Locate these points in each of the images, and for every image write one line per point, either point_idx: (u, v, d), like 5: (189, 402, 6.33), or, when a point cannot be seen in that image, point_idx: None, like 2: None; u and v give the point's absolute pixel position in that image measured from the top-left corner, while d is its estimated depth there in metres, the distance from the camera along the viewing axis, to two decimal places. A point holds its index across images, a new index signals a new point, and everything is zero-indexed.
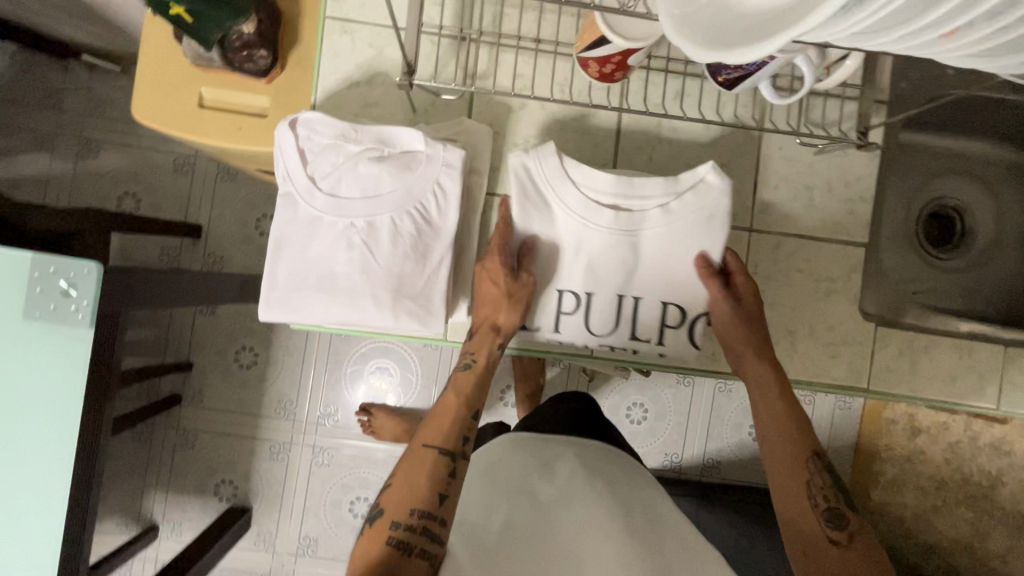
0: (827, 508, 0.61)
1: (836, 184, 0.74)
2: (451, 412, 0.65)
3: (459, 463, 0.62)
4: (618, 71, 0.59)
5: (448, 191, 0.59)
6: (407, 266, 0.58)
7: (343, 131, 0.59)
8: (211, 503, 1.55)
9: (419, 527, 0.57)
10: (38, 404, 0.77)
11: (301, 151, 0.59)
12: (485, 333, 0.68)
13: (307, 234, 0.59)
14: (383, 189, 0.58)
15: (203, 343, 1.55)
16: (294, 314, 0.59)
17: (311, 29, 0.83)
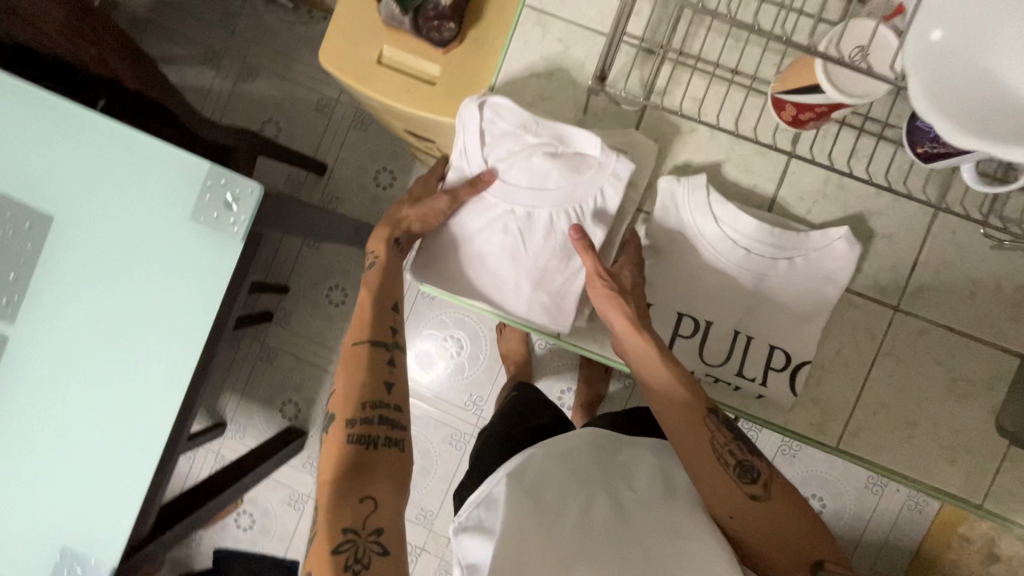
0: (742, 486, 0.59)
1: (1005, 285, 0.69)
2: (370, 308, 0.71)
3: (394, 351, 0.69)
4: (814, 121, 0.57)
5: (607, 200, 0.66)
6: (551, 260, 0.68)
7: (524, 122, 0.65)
8: (274, 417, 1.68)
9: (374, 417, 0.64)
10: (183, 297, 0.86)
11: (482, 133, 0.67)
12: (381, 229, 0.72)
13: (475, 210, 0.70)
14: (550, 186, 0.66)
15: (302, 273, 1.67)
16: (444, 280, 0.72)
17: (495, 10, 0.86)
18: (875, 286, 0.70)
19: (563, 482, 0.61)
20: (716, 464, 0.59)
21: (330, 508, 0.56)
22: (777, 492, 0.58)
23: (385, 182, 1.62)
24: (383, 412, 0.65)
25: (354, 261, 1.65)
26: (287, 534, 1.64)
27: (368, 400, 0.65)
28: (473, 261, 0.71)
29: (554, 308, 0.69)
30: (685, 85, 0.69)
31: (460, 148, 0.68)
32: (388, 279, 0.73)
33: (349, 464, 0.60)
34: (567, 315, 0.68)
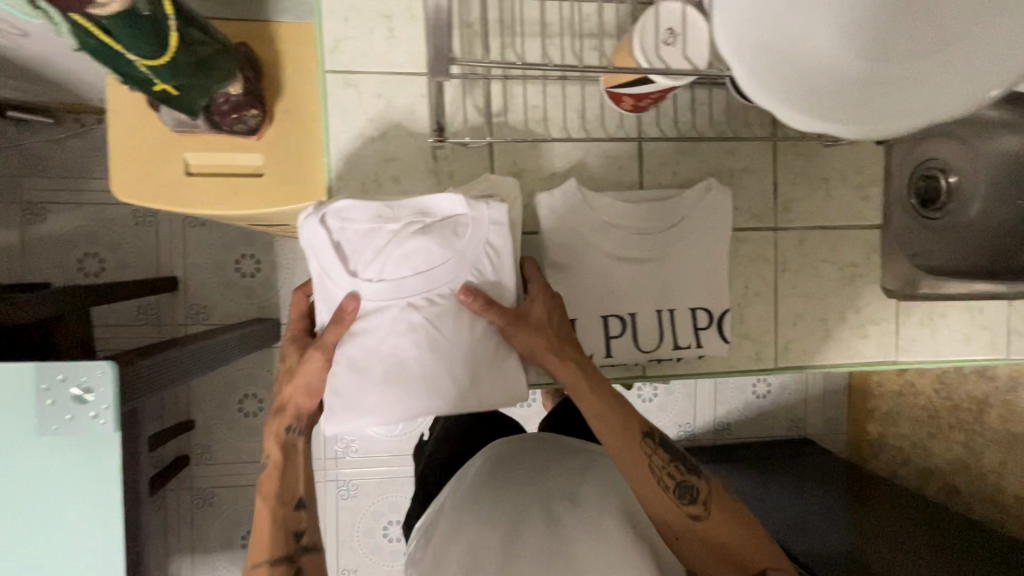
0: (678, 485, 0.61)
1: (849, 172, 0.77)
2: (267, 518, 0.63)
3: (303, 560, 0.63)
4: (651, 104, 0.58)
5: (499, 246, 0.62)
6: (474, 339, 0.62)
7: (379, 214, 0.60)
8: (241, 556, 1.52)
9: None
10: (78, 518, 0.73)
11: (340, 244, 0.60)
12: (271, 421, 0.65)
13: (372, 322, 0.61)
14: (435, 261, 0.61)
15: (202, 399, 1.48)
16: (369, 413, 0.62)
17: (294, 75, 0.77)
18: (754, 216, 0.75)
19: (499, 490, 0.67)
20: (659, 489, 0.61)
21: None
22: (714, 512, 0.61)
23: (251, 270, 1.46)
24: None
25: (255, 363, 1.50)
26: None
27: None
28: (396, 374, 0.61)
29: (506, 379, 0.64)
30: (521, 99, 0.67)
31: (321, 270, 0.60)
32: (286, 474, 0.64)
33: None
34: (518, 378, 0.65)
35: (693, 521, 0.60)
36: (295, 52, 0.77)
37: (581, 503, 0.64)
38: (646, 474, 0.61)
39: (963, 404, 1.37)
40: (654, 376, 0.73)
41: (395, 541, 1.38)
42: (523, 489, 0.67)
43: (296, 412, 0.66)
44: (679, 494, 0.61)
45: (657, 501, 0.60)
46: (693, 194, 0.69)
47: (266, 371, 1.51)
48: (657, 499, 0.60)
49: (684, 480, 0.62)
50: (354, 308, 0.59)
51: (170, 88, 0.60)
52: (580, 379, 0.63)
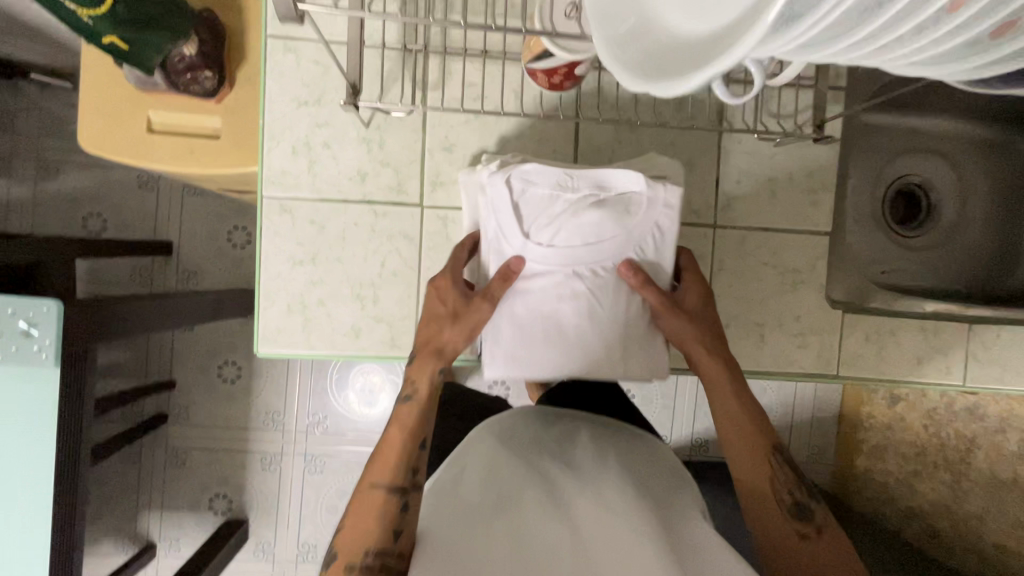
0: (792, 503, 0.64)
1: (797, 176, 0.74)
2: (397, 443, 0.66)
3: (410, 496, 0.64)
4: (567, 81, 0.58)
5: (665, 231, 0.66)
6: (629, 314, 0.68)
7: (561, 180, 0.64)
8: (206, 518, 1.56)
9: (376, 566, 0.60)
10: (16, 446, 0.77)
11: (516, 204, 0.65)
12: (427, 361, 0.68)
13: (535, 283, 0.67)
14: (604, 235, 0.65)
15: (184, 361, 1.54)
16: (521, 367, 0.68)
17: (256, 44, 0.80)
18: (691, 212, 0.74)
19: (499, 463, 0.68)
20: (775, 500, 0.64)
21: None
22: (826, 538, 0.62)
23: (240, 241, 1.51)
24: (388, 561, 0.60)
25: (237, 332, 1.54)
26: None
27: (372, 548, 0.61)
28: (550, 334, 0.67)
29: (648, 354, 0.70)
30: (455, 74, 0.68)
31: (498, 228, 0.66)
32: (422, 417, 0.68)
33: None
34: (662, 360, 0.70)
35: (803, 540, 0.61)
36: (258, 23, 0.80)
37: (581, 478, 0.66)
38: (764, 485, 0.65)
39: (950, 442, 1.25)
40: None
41: None
42: (522, 460, 0.68)
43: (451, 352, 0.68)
44: (790, 510, 0.63)
45: (762, 506, 0.64)
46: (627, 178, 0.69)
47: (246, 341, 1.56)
48: (763, 504, 0.64)
49: (799, 500, 0.64)
50: (520, 266, 0.65)
51: (114, 38, 0.63)
52: (723, 377, 0.68)
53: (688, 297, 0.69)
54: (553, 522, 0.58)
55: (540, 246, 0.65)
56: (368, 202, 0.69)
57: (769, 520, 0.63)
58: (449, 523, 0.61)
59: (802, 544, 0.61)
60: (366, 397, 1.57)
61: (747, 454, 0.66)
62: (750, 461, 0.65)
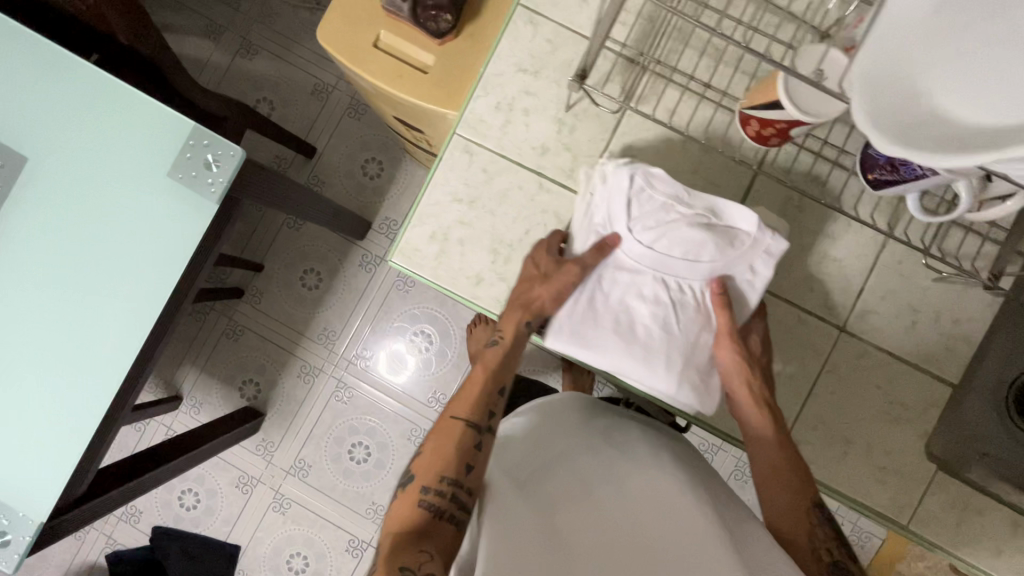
0: (832, 562, 0.62)
1: (942, 317, 0.73)
2: (479, 383, 0.73)
3: (485, 435, 0.70)
4: (776, 137, 0.60)
5: (758, 274, 0.71)
6: (699, 338, 0.72)
7: (678, 195, 0.69)
8: (233, 396, 1.66)
9: (448, 493, 0.65)
10: (150, 253, 0.86)
11: (630, 201, 0.70)
12: (513, 312, 0.72)
13: (623, 278, 0.73)
14: (704, 258, 0.69)
15: (279, 253, 1.66)
16: (582, 346, 0.73)
17: (494, 9, 0.89)
18: (825, 306, 0.73)
19: (565, 434, 0.83)
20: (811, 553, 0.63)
21: (388, 557, 0.58)
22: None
23: (372, 172, 1.64)
24: (456, 492, 0.65)
25: (332, 246, 1.65)
26: (232, 517, 1.64)
27: (447, 475, 0.66)
28: (620, 330, 0.72)
29: (700, 388, 0.72)
30: (662, 96, 0.73)
31: (608, 216, 0.71)
32: (505, 360, 0.74)
33: (414, 529, 0.62)
34: (710, 398, 0.72)
35: None
36: None
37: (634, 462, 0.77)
38: (803, 534, 0.65)
39: None
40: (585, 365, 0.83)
41: (362, 464, 1.63)
42: (574, 442, 0.81)
43: (536, 308, 0.72)
44: (829, 568, 0.62)
45: (793, 549, 0.65)
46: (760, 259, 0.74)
47: (336, 258, 1.66)
48: (792, 546, 0.65)
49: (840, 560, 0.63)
50: (614, 243, 0.71)
51: None
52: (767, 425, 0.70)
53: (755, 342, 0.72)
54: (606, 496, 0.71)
55: (640, 248, 0.71)
56: (536, 174, 0.76)
57: (802, 565, 0.63)
58: (514, 476, 0.75)
59: None
60: (397, 359, 1.64)
61: (788, 502, 0.67)
62: (790, 507, 0.66)
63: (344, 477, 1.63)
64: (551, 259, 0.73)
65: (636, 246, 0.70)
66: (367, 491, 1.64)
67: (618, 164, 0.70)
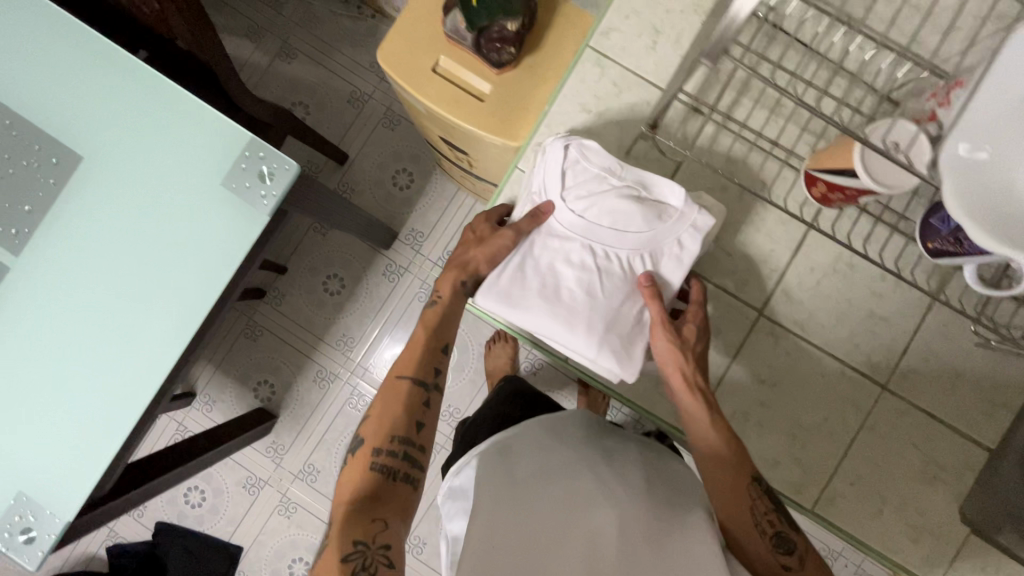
0: (773, 534, 0.68)
1: (984, 381, 0.74)
2: (420, 345, 0.78)
3: (431, 392, 0.76)
4: (841, 200, 0.62)
5: (685, 246, 0.73)
6: (624, 305, 0.73)
7: (610, 167, 0.74)
8: (247, 396, 1.66)
9: (399, 452, 0.72)
10: (198, 260, 0.87)
11: (564, 172, 0.75)
12: (450, 270, 0.80)
13: (555, 244, 0.76)
14: (630, 226, 0.73)
15: (303, 256, 1.67)
16: (509, 303, 0.76)
17: (553, 43, 0.90)
18: (868, 362, 0.74)
19: (560, 451, 0.80)
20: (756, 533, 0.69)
21: (344, 521, 0.66)
22: (809, 567, 0.67)
23: (402, 182, 1.65)
24: (407, 450, 0.73)
25: (356, 253, 1.66)
26: (236, 517, 1.64)
27: (396, 435, 0.73)
28: (547, 292, 0.75)
29: (622, 353, 0.73)
30: (721, 146, 0.74)
31: (542, 186, 0.77)
32: (445, 321, 0.80)
33: (366, 492, 0.69)
34: (635, 362, 0.73)
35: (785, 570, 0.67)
36: (562, 27, 0.90)
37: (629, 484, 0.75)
38: (749, 520, 0.69)
39: None
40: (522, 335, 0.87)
41: None
42: (569, 457, 0.78)
43: (472, 268, 0.78)
44: (773, 541, 0.68)
45: (746, 535, 0.69)
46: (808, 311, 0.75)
47: (360, 266, 1.66)
48: (747, 534, 0.69)
49: (780, 531, 0.69)
50: (546, 208, 0.75)
51: None
52: (700, 411, 0.72)
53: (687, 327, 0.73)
54: (602, 507, 0.70)
55: (570, 216, 0.75)
56: None
57: (757, 551, 0.68)
58: (505, 477, 0.73)
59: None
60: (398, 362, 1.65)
61: (726, 483, 0.70)
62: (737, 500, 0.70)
63: None
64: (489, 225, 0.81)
65: (567, 212, 0.75)
66: None
67: (555, 137, 0.76)
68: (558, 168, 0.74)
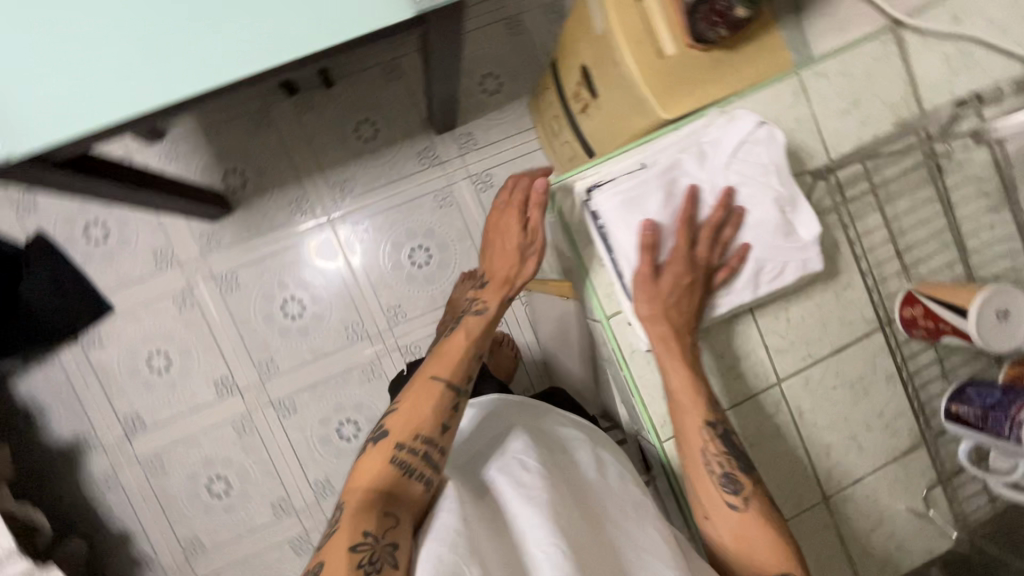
0: (722, 474, 0.76)
1: (887, 535, 0.83)
2: (457, 349, 0.87)
3: (461, 396, 0.84)
4: (923, 329, 0.76)
5: (785, 273, 0.78)
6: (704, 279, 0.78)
7: (777, 167, 0.77)
8: (214, 175, 1.51)
9: (419, 450, 0.78)
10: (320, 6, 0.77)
11: (742, 143, 0.77)
12: (499, 288, 0.91)
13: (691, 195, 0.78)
14: (761, 224, 0.77)
15: (354, 86, 1.55)
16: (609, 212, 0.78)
17: (748, 55, 0.89)
18: (824, 472, 0.81)
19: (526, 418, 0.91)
20: (706, 472, 0.77)
21: (359, 515, 0.72)
22: (751, 502, 0.76)
23: (489, 88, 1.59)
24: (427, 450, 0.79)
25: (405, 118, 1.57)
26: (127, 278, 1.48)
27: (422, 433, 0.79)
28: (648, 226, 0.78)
29: None
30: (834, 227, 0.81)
31: (715, 141, 0.79)
32: (484, 330, 0.89)
33: (385, 488, 0.75)
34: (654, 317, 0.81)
35: (730, 506, 0.76)
36: (764, 47, 0.89)
37: (590, 468, 0.84)
38: (697, 460, 0.77)
39: None
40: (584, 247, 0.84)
41: (289, 319, 1.54)
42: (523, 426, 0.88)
43: (512, 281, 0.91)
44: (721, 480, 0.77)
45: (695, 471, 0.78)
46: (810, 406, 0.80)
47: (401, 132, 1.57)
48: (695, 471, 0.78)
49: (731, 473, 0.77)
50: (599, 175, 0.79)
51: None
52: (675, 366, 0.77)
53: (671, 277, 0.76)
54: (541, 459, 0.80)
55: (712, 180, 0.78)
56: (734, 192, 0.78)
57: (704, 486, 0.77)
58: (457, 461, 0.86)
59: (727, 510, 0.76)
60: (327, 255, 1.56)
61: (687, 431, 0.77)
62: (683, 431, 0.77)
63: (263, 319, 1.53)
64: (520, 244, 0.89)
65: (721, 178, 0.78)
66: (275, 345, 1.54)
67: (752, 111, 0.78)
68: (742, 138, 0.77)
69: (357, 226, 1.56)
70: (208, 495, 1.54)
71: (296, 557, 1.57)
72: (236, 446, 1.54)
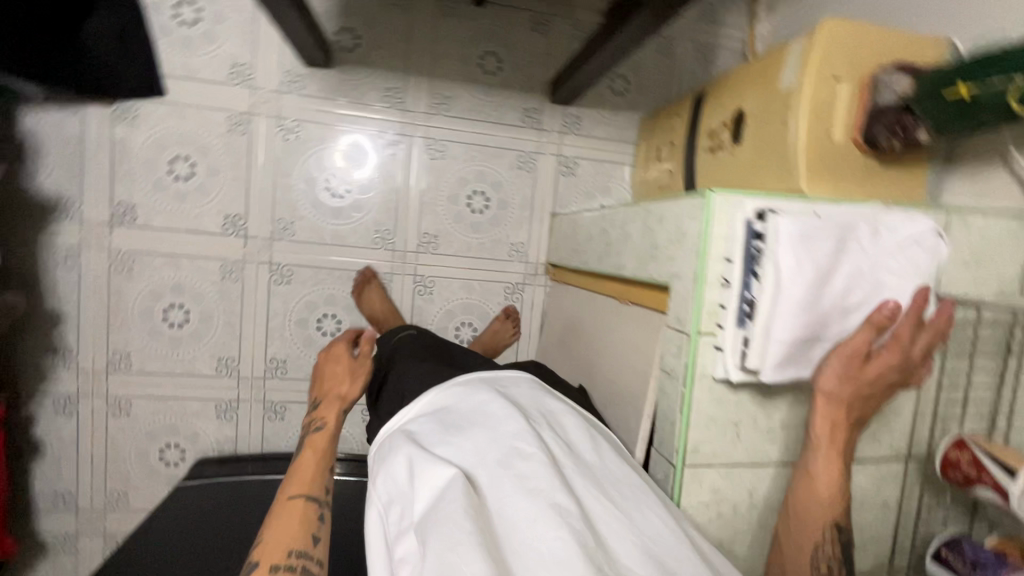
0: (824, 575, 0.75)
1: None
2: (307, 472, 0.94)
3: (321, 508, 0.89)
4: (960, 471, 0.80)
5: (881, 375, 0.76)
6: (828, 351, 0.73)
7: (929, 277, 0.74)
8: (329, 25, 1.44)
9: (294, 561, 0.79)
10: None
11: (911, 240, 0.73)
12: (333, 405, 1.08)
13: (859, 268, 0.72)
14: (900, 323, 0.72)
15: (500, 18, 1.52)
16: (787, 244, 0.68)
17: (895, 177, 0.95)
18: None
19: (497, 397, 0.88)
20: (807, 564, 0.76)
21: None
22: None
23: (615, 88, 1.60)
24: (304, 556, 0.81)
25: (529, 73, 1.55)
26: (192, 71, 1.38)
27: (295, 548, 0.81)
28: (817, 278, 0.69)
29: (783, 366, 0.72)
30: None
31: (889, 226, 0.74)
32: (327, 446, 1.01)
33: None
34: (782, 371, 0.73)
35: None
36: (910, 178, 0.96)
37: (577, 453, 0.82)
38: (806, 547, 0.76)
39: None
40: (715, 263, 0.74)
41: (328, 195, 1.48)
42: (502, 403, 0.86)
43: (341, 395, 1.10)
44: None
45: (795, 559, 0.76)
46: None
47: (519, 83, 1.55)
48: (797, 558, 0.76)
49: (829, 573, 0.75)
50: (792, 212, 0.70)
51: (967, 91, 0.78)
52: (822, 451, 0.75)
53: (874, 365, 0.72)
54: (524, 436, 0.79)
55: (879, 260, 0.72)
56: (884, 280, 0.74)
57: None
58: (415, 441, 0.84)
59: None
60: (355, 161, 1.49)
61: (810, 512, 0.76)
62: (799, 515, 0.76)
63: (304, 182, 1.46)
64: (353, 367, 1.15)
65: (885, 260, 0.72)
66: (301, 213, 1.47)
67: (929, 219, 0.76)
68: (928, 238, 0.73)
69: (435, 145, 1.53)
70: (162, 320, 1.44)
71: (218, 420, 1.49)
72: (214, 288, 1.45)
